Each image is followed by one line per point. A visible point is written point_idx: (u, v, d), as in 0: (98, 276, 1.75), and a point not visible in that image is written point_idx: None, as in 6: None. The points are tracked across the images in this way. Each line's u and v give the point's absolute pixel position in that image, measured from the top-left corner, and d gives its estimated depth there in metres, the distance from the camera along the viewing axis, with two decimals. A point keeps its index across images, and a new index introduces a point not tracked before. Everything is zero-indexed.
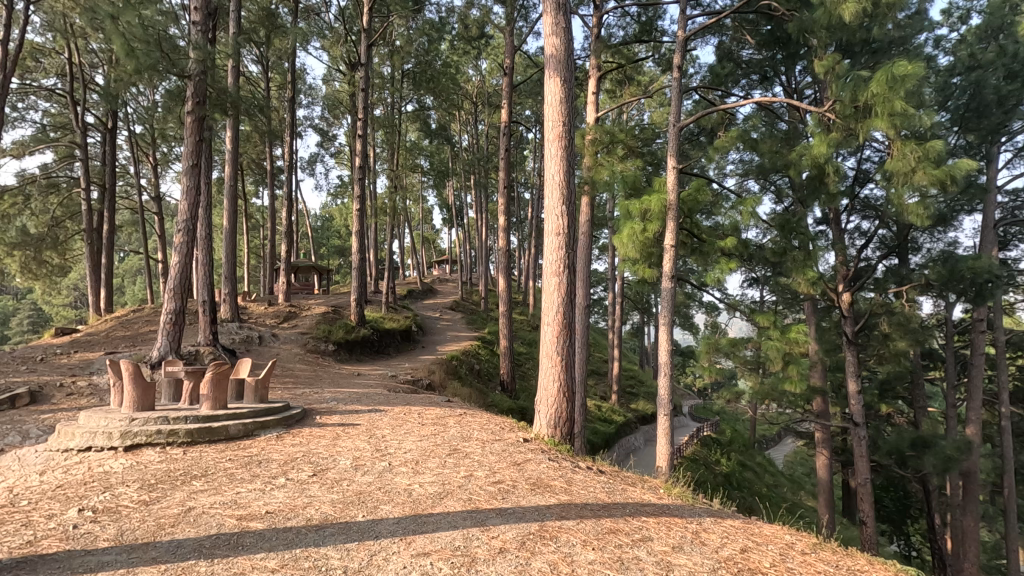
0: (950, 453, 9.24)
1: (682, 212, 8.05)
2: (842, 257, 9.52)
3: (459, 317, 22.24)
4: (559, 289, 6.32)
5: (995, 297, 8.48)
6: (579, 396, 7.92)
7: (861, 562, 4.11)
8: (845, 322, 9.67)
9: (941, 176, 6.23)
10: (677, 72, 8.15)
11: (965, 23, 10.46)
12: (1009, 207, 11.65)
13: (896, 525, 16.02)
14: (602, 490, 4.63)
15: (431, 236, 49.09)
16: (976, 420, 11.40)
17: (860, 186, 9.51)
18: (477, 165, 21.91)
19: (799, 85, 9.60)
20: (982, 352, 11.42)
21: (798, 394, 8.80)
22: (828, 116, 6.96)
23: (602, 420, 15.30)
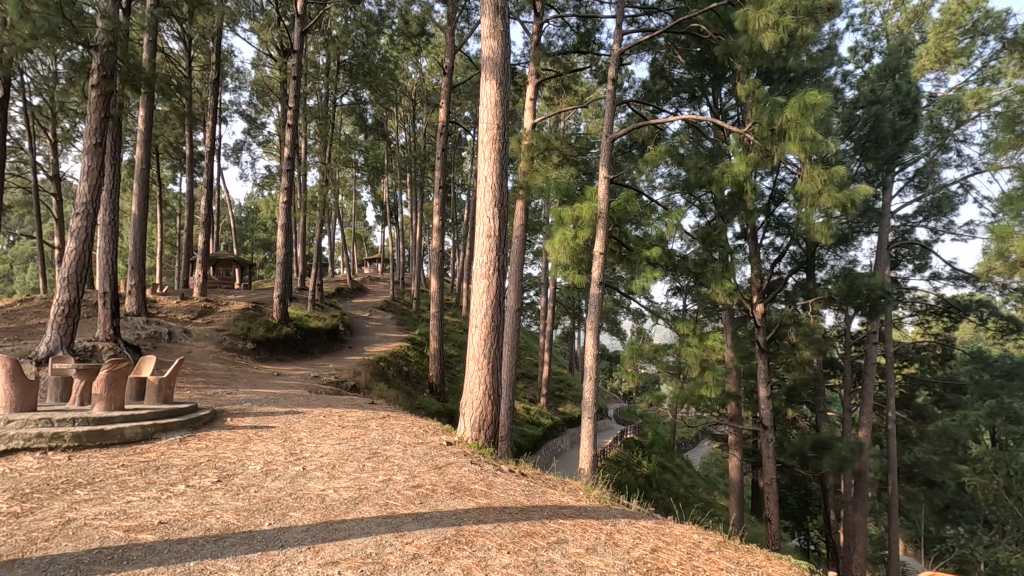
0: (845, 454, 10.05)
1: (611, 220, 8.27)
2: (757, 270, 10.17)
3: (390, 317, 21.74)
4: (487, 291, 6.31)
5: (887, 312, 9.19)
6: (506, 399, 7.93)
7: (760, 558, 4.36)
8: (758, 331, 10.28)
9: (843, 200, 6.80)
10: (612, 84, 8.36)
11: (869, 62, 11.45)
12: (901, 231, 12.83)
13: (797, 522, 17.25)
14: (522, 493, 4.65)
15: (363, 233, 47.91)
16: (867, 423, 12.46)
17: (774, 205, 10.17)
18: (413, 164, 21.57)
19: (724, 106, 10.15)
20: (874, 361, 12.50)
21: (713, 399, 9.24)
22: (748, 137, 7.40)
23: (530, 422, 15.47)
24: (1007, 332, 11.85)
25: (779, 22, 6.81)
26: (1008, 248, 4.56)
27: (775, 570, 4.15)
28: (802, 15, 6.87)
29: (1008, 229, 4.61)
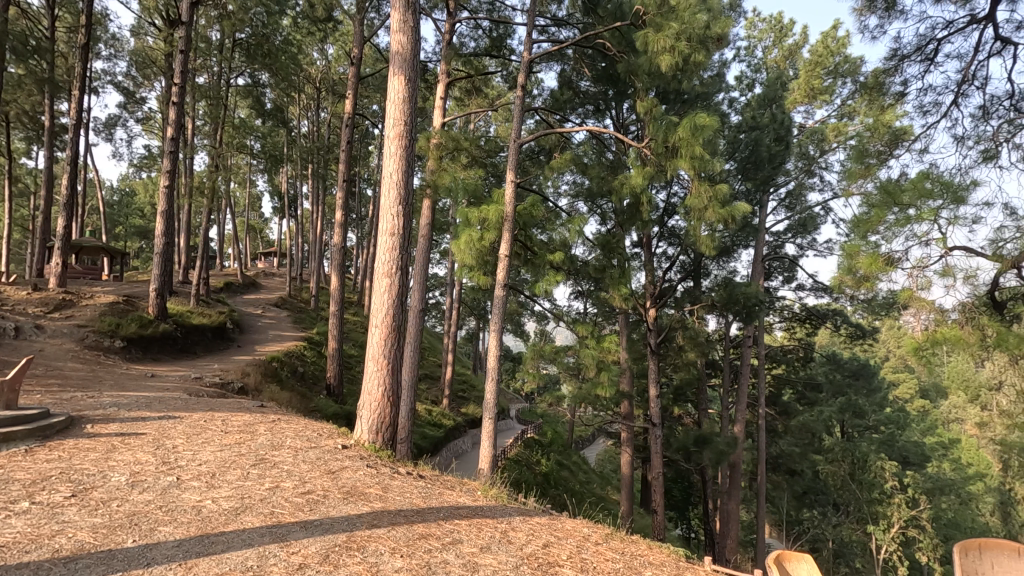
0: (722, 448, 10.99)
1: (517, 224, 8.43)
2: (651, 277, 10.84)
3: (286, 315, 20.55)
4: (389, 290, 6.18)
5: (760, 318, 10.16)
6: (406, 401, 7.77)
7: (642, 547, 4.65)
8: (650, 334, 10.96)
9: (725, 215, 7.45)
10: (521, 90, 8.52)
11: (751, 91, 12.63)
12: (774, 245, 14.25)
13: (681, 512, 18.57)
14: (419, 495, 4.59)
15: (257, 224, 44.89)
16: (741, 419, 13.69)
17: (667, 217, 10.91)
18: (315, 154, 20.55)
19: (626, 120, 10.71)
20: (748, 362, 13.78)
21: (608, 398, 9.70)
22: (645, 151, 7.88)
23: (432, 424, 15.31)
24: (855, 337, 13.56)
25: (674, 47, 7.32)
26: (854, 264, 5.21)
27: (657, 558, 4.44)
28: (695, 42, 7.43)
29: (855, 248, 5.26)
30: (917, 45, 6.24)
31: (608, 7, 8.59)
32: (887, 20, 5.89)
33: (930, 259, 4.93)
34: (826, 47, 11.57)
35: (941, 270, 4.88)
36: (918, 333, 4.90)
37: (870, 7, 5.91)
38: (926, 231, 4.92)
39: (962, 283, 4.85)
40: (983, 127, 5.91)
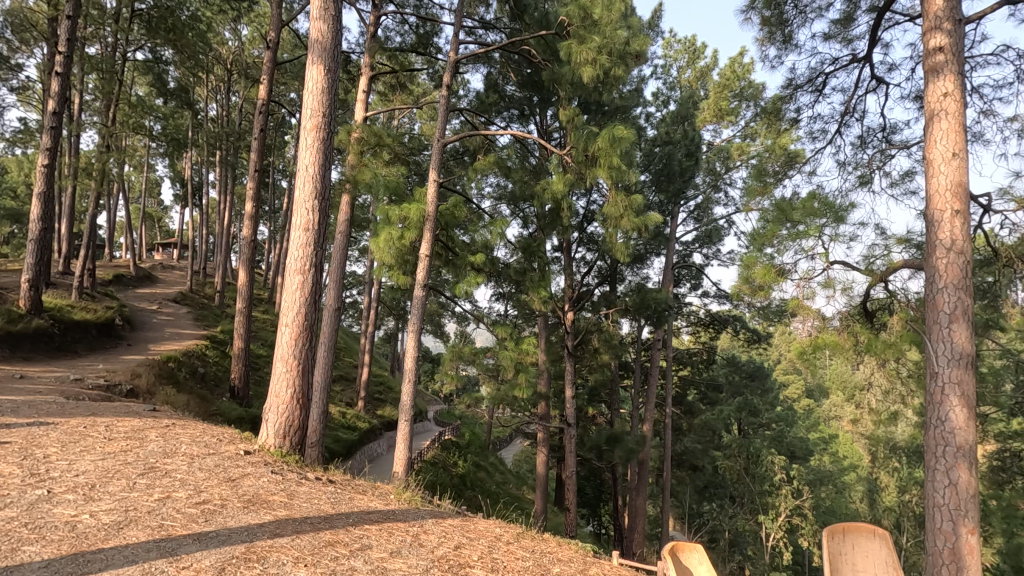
0: (631, 446, 11.48)
1: (438, 224, 8.35)
2: (569, 281, 11.13)
3: (185, 311, 19.04)
4: (301, 288, 5.92)
5: (669, 323, 10.73)
6: (318, 403, 7.45)
7: (552, 545, 4.77)
8: (568, 336, 11.25)
9: (639, 224, 7.82)
10: (446, 90, 8.46)
11: (666, 107, 13.34)
12: (683, 254, 15.11)
13: (592, 509, 19.20)
14: (327, 501, 4.44)
15: (155, 211, 41.28)
16: (650, 418, 14.37)
17: (586, 224, 11.26)
18: (224, 140, 19.22)
19: (549, 127, 10.94)
20: (658, 364, 14.51)
21: (525, 399, 9.84)
22: (566, 159, 8.09)
23: (345, 427, 14.79)
24: (752, 342, 14.68)
25: (596, 59, 7.60)
26: (750, 275, 5.66)
27: (565, 555, 4.57)
28: (615, 57, 7.74)
29: (753, 259, 5.70)
30: (808, 76, 6.88)
31: (535, 15, 8.66)
32: (784, 52, 6.46)
33: (814, 271, 5.46)
34: (734, 72, 12.50)
35: (823, 282, 5.41)
36: (803, 338, 5.41)
37: (770, 39, 6.44)
38: (812, 247, 5.44)
39: (840, 294, 5.41)
40: (861, 154, 6.63)
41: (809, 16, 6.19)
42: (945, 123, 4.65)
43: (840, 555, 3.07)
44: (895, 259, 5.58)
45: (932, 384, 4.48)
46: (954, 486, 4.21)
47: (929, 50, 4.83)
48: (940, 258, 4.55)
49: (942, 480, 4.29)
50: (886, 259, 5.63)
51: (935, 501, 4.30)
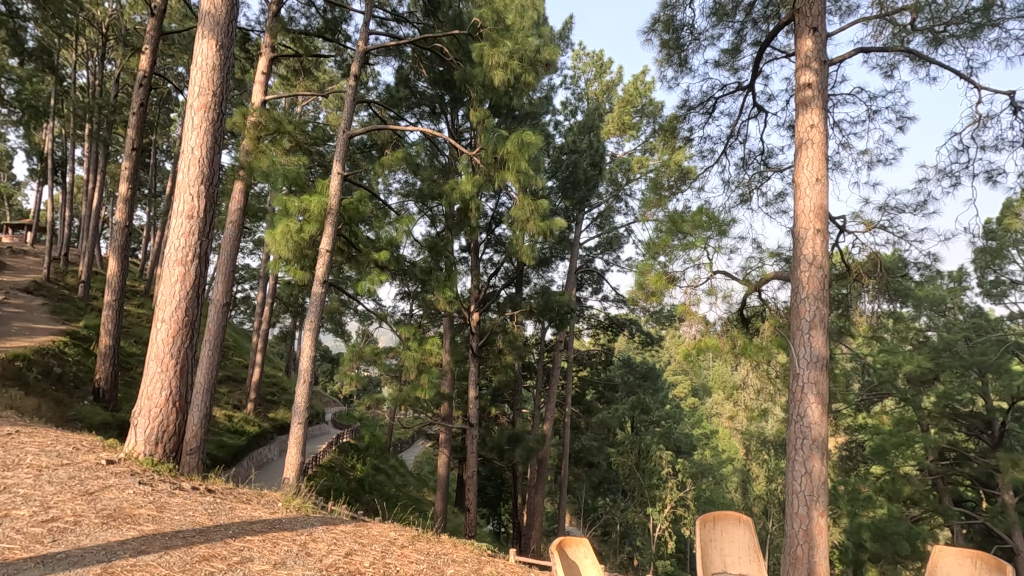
0: (532, 445, 11.74)
1: (341, 218, 8.03)
2: (476, 282, 11.14)
3: (40, 303, 16.73)
4: (183, 280, 5.42)
5: (570, 325, 11.08)
6: (198, 407, 6.85)
7: (447, 547, 4.75)
8: (473, 337, 11.25)
9: (544, 228, 8.02)
10: (354, 80, 8.13)
11: (574, 117, 13.83)
12: (586, 259, 15.70)
13: (493, 508, 19.38)
14: (204, 513, 4.09)
15: (4, 189, 35.89)
16: (550, 417, 14.77)
17: (494, 226, 11.37)
18: (96, 113, 17.14)
19: (460, 127, 10.92)
20: (559, 365, 14.96)
21: (427, 400, 9.71)
22: (475, 160, 8.11)
23: (232, 431, 13.77)
24: (646, 344, 15.57)
25: (507, 64, 7.71)
26: (644, 281, 6.01)
27: (460, 556, 4.56)
28: (526, 63, 7.94)
29: (647, 266, 6.05)
30: (700, 99, 7.44)
31: (448, 13, 8.62)
32: (680, 75, 6.93)
33: (700, 280, 5.91)
34: (636, 89, 13.24)
35: (708, 289, 5.86)
36: (689, 341, 5.82)
37: (668, 60, 6.89)
38: (699, 257, 5.87)
39: (722, 301, 5.88)
40: (742, 174, 7.27)
41: (703, 43, 6.68)
42: (811, 151, 5.22)
43: (709, 541, 3.34)
44: (768, 271, 6.17)
45: (794, 384, 5.00)
46: (809, 475, 4.73)
47: (799, 85, 5.40)
48: (804, 271, 5.10)
49: (799, 469, 4.80)
50: (761, 270, 6.21)
51: (793, 488, 4.80)
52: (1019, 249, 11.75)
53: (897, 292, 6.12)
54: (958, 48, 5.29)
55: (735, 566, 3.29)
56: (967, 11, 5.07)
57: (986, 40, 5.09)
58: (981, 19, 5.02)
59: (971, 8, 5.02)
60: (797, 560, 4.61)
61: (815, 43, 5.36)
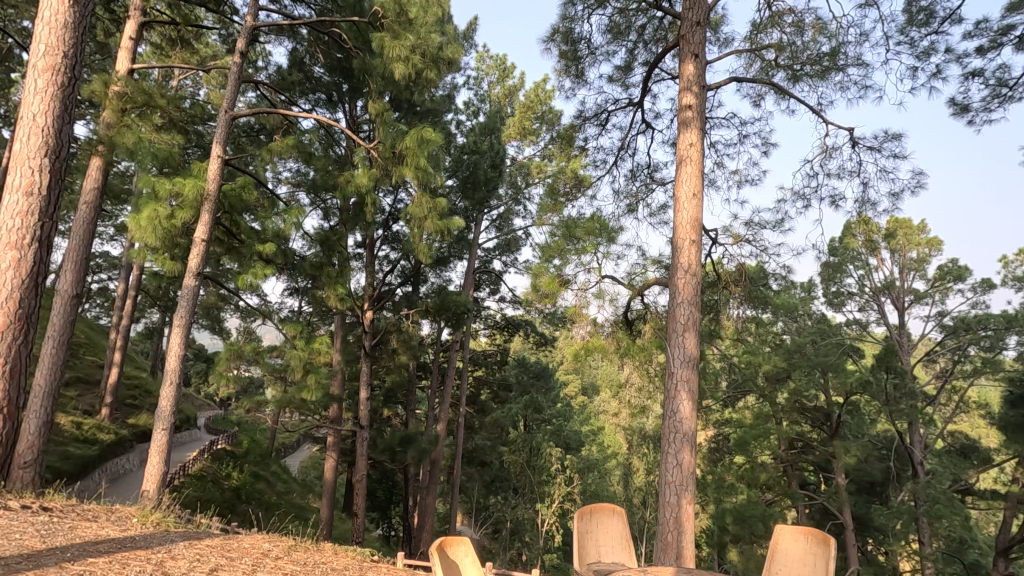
0: (424, 446, 11.59)
1: (221, 206, 7.38)
2: (370, 279, 10.74)
3: None
4: (17, 265, 4.69)
5: (467, 325, 11.04)
6: (36, 412, 5.96)
7: (327, 556, 4.54)
8: (365, 336, 10.83)
9: (442, 227, 7.95)
10: (240, 57, 7.51)
11: (476, 118, 13.88)
12: (485, 260, 15.80)
13: (383, 512, 18.88)
14: (37, 534, 3.57)
15: None
16: (444, 417, 14.65)
17: (391, 222, 11.07)
18: None
19: (358, 119, 10.52)
20: (455, 365, 14.89)
21: (314, 402, 9.22)
22: (373, 153, 7.86)
23: (80, 440, 12.14)
24: (540, 344, 15.99)
25: (408, 58, 7.55)
26: (538, 283, 6.16)
27: (341, 564, 4.38)
28: (428, 59, 7.83)
29: (541, 268, 6.22)
30: (595, 111, 7.79)
31: None
32: (576, 86, 7.20)
33: (590, 283, 6.18)
34: (537, 96, 13.59)
35: (596, 293, 6.15)
36: (578, 342, 6.07)
37: (566, 71, 7.14)
38: (589, 261, 6.15)
39: (609, 303, 6.19)
40: (631, 185, 7.72)
41: (598, 58, 6.99)
42: (690, 168, 5.67)
43: (586, 532, 3.49)
44: (650, 277, 6.60)
45: (669, 382, 5.39)
46: (680, 465, 5.12)
47: (681, 106, 5.85)
48: (680, 278, 5.52)
49: (671, 461, 5.18)
50: (644, 276, 6.63)
51: (665, 479, 5.17)
52: (855, 265, 13.60)
53: (759, 299, 6.82)
54: (811, 86, 6.00)
55: (608, 554, 3.48)
56: (818, 55, 5.79)
57: (833, 82, 5.83)
58: (829, 63, 5.75)
59: (822, 52, 5.75)
60: (668, 545, 4.97)
61: (696, 68, 5.81)
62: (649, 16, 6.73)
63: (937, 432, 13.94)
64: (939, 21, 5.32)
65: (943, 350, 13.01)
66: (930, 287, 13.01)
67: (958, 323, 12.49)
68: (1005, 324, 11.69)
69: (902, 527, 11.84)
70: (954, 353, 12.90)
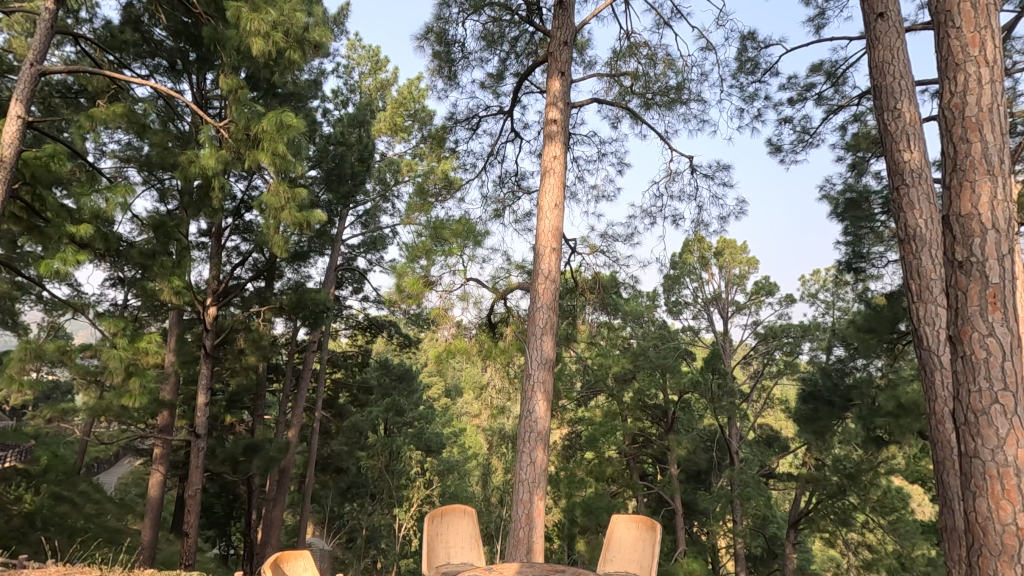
0: (273, 454, 10.73)
1: (20, 176, 6.17)
2: (215, 272, 9.63)
3: None
4: None
5: (325, 325, 10.40)
6: None
7: None
8: (206, 335, 9.45)
9: (301, 220, 7.44)
10: (55, 3, 6.34)
11: (344, 108, 13.25)
12: (348, 257, 15.13)
13: (221, 529, 17.07)
14: None
15: None
16: (297, 423, 13.64)
17: (243, 210, 10.12)
18: None
19: (207, 93, 9.46)
20: (311, 366, 13.98)
21: (140, 410, 8.07)
22: (223, 133, 7.12)
23: None
24: (403, 346, 15.68)
25: (269, 34, 6.97)
26: (402, 283, 6.03)
27: None
28: (291, 39, 7.29)
29: (405, 269, 6.09)
30: (466, 115, 7.85)
31: None
32: (448, 88, 7.21)
33: (454, 285, 6.21)
34: (410, 93, 13.34)
35: (460, 295, 6.19)
36: (442, 343, 6.04)
37: (438, 71, 7.11)
38: (454, 263, 6.16)
39: (472, 306, 6.26)
40: (499, 191, 7.89)
41: (471, 63, 7.05)
42: (552, 179, 5.96)
43: (436, 534, 3.50)
44: (513, 282, 6.80)
45: (526, 382, 5.59)
46: (533, 463, 5.33)
47: (547, 120, 6.13)
48: (540, 283, 5.76)
49: (526, 459, 5.38)
50: (507, 281, 6.81)
51: (519, 477, 5.34)
52: (691, 278, 15.29)
53: (610, 306, 7.38)
54: (660, 115, 6.63)
55: (457, 555, 3.51)
56: (667, 87, 6.43)
57: (678, 113, 6.51)
58: (675, 96, 6.42)
59: (670, 86, 6.40)
60: (519, 542, 5.13)
61: (562, 85, 6.12)
62: (521, 30, 6.95)
63: (749, 424, 16.12)
64: (762, 71, 6.21)
65: (755, 353, 15.05)
66: (748, 300, 15.05)
67: (768, 331, 14.67)
68: (801, 333, 14.10)
69: (720, 509, 13.49)
70: (764, 357, 15.05)
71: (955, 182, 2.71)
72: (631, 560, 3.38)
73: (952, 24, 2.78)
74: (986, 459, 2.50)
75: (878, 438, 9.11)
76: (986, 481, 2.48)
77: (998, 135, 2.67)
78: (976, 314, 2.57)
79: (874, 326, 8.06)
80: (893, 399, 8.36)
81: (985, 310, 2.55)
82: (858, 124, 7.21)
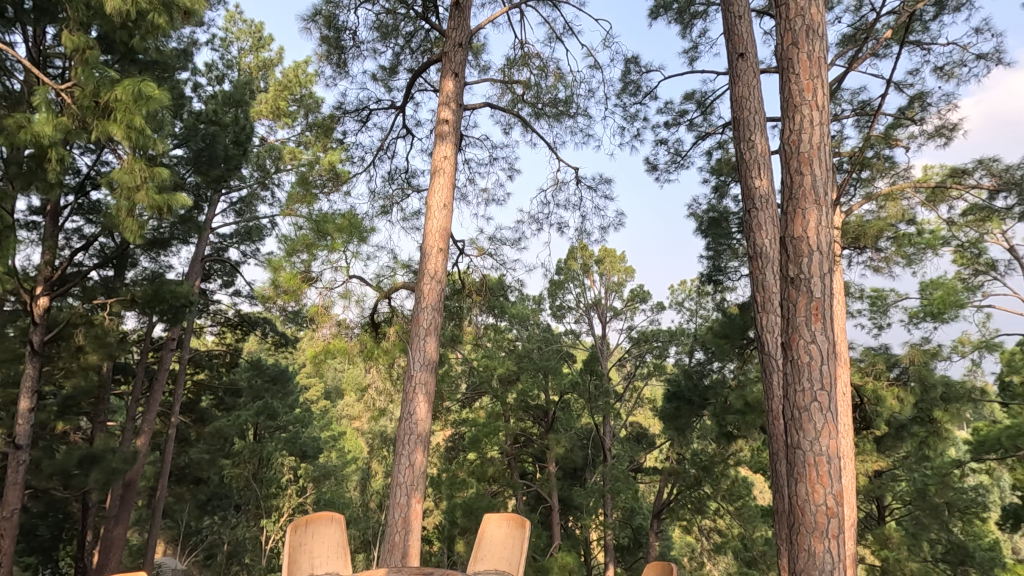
0: (115, 466, 9.50)
1: None
2: (49, 256, 8.28)
3: None
4: None
5: (186, 321, 9.37)
6: None
7: None
8: (33, 330, 8.05)
9: (160, 203, 6.63)
10: None
11: (219, 84, 12.13)
12: (217, 247, 13.84)
13: (45, 555, 14.69)
14: None
15: None
16: (147, 430, 12.13)
17: (88, 187, 8.85)
18: None
19: (46, 50, 8.15)
20: (167, 366, 12.54)
21: None
22: (65, 98, 6.17)
23: None
24: (279, 345, 14.66)
25: None
26: (278, 279, 5.66)
27: None
28: (156, 1, 6.53)
29: (280, 263, 5.71)
30: (355, 106, 7.55)
31: None
32: (337, 76, 6.87)
33: (335, 283, 5.91)
34: (296, 77, 12.54)
35: (341, 293, 5.91)
36: (320, 342, 5.73)
37: (327, 57, 6.75)
38: (336, 260, 5.88)
39: (354, 305, 5.99)
40: (387, 188, 7.70)
41: (362, 52, 6.79)
42: (442, 179, 5.93)
43: (299, 545, 3.31)
44: (398, 281, 6.65)
45: (407, 384, 5.48)
46: (411, 466, 5.24)
47: (439, 120, 6.07)
48: (425, 284, 5.69)
49: (404, 462, 5.26)
50: (392, 280, 6.64)
51: (397, 480, 5.22)
52: (574, 284, 16.00)
53: (496, 308, 7.49)
54: (548, 125, 6.86)
55: (323, 566, 3.36)
56: (556, 99, 6.69)
57: (565, 125, 6.78)
58: (563, 108, 6.69)
59: (559, 98, 6.67)
60: (394, 546, 5.02)
61: (455, 87, 6.11)
62: (417, 26, 6.86)
63: (621, 422, 17.12)
64: (642, 94, 6.67)
65: (629, 356, 15.95)
66: (624, 306, 16.05)
67: (641, 335, 15.77)
68: (668, 337, 15.41)
69: (593, 504, 14.21)
70: (636, 359, 15.97)
71: (791, 209, 3.11)
72: (501, 557, 3.45)
73: (793, 71, 3.19)
74: (806, 449, 2.89)
75: (729, 433, 10.17)
76: (805, 468, 2.87)
77: (824, 169, 3.11)
78: (803, 323, 2.97)
79: (728, 333, 9.04)
80: (741, 398, 9.40)
81: (810, 320, 2.96)
82: (721, 151, 8.01)
